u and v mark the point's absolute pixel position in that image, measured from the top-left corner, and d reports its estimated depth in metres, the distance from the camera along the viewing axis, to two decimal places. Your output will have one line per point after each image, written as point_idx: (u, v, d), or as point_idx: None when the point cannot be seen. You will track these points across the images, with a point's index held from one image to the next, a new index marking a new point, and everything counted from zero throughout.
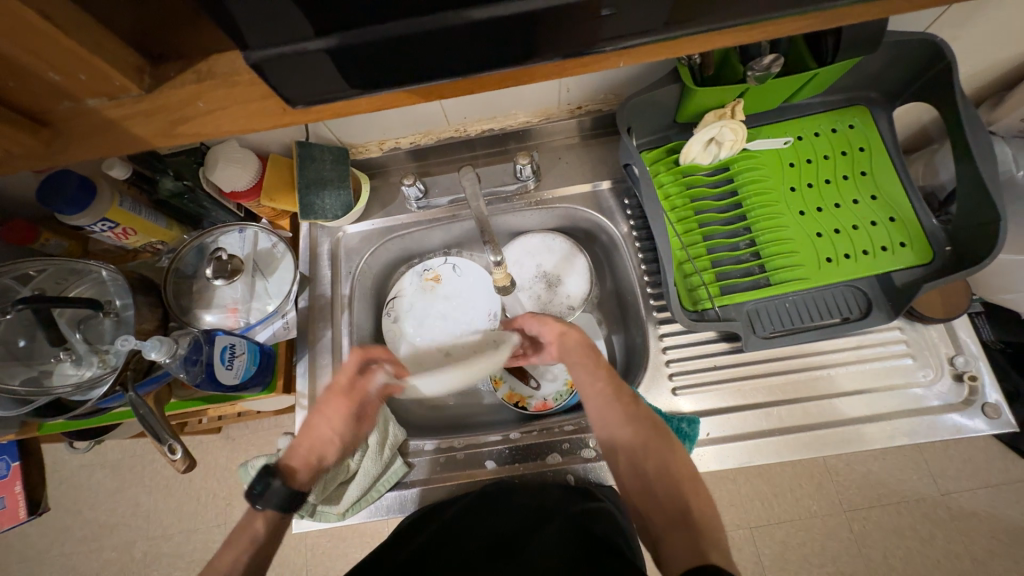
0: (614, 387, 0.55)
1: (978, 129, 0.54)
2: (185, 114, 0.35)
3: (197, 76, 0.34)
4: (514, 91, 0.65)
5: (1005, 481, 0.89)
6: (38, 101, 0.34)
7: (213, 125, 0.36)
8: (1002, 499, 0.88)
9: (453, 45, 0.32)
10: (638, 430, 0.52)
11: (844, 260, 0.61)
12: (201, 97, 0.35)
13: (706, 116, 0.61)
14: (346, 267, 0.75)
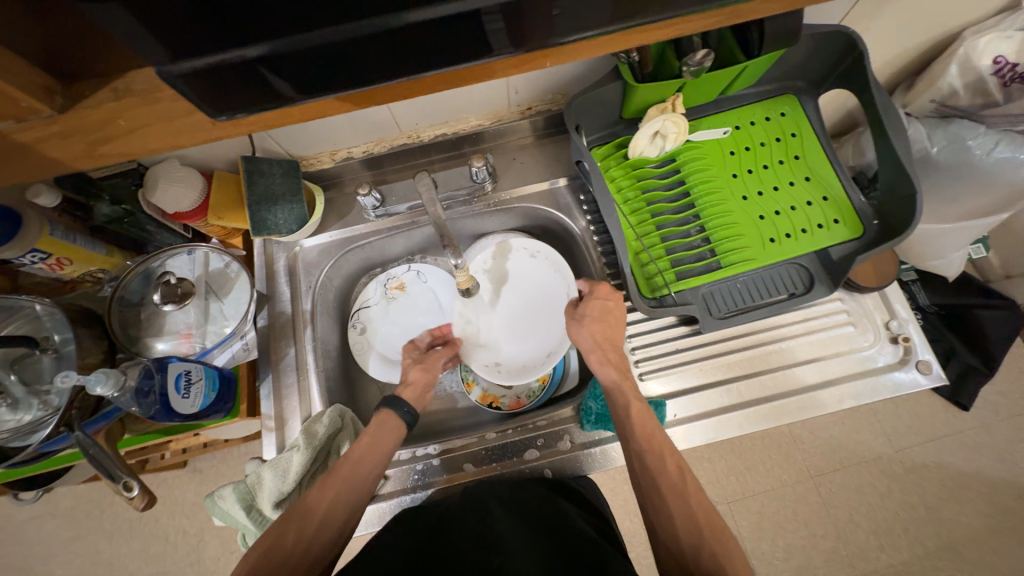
0: (665, 462, 0.53)
1: (891, 110, 0.59)
2: (108, 133, 0.34)
3: (116, 94, 0.34)
4: (464, 95, 0.66)
5: (947, 432, 0.97)
6: None
7: (140, 143, 0.35)
8: (946, 449, 0.96)
9: (386, 48, 0.32)
10: (689, 518, 0.49)
11: (786, 239, 0.65)
12: (123, 115, 0.34)
13: (650, 110, 0.63)
14: (306, 281, 0.73)
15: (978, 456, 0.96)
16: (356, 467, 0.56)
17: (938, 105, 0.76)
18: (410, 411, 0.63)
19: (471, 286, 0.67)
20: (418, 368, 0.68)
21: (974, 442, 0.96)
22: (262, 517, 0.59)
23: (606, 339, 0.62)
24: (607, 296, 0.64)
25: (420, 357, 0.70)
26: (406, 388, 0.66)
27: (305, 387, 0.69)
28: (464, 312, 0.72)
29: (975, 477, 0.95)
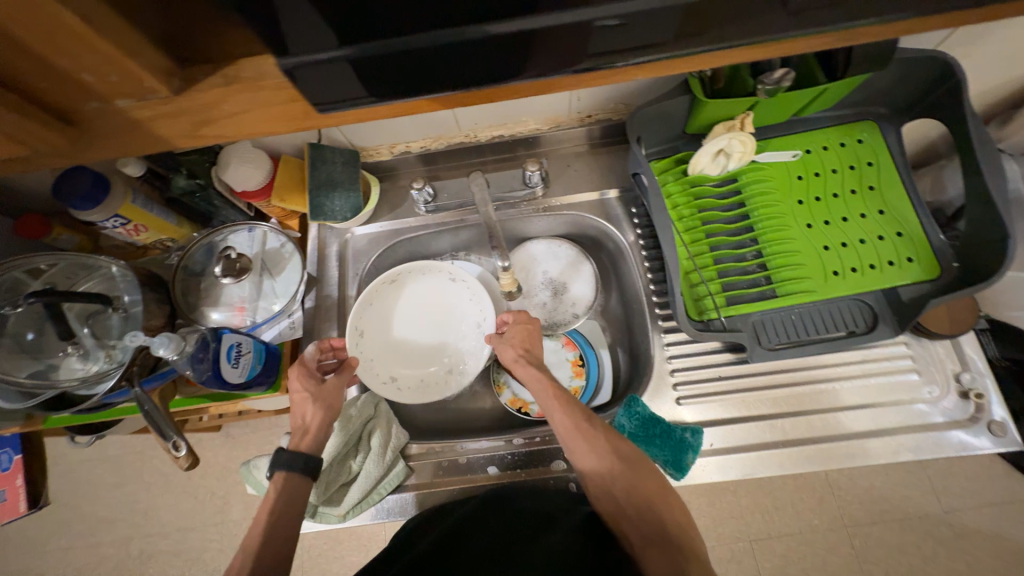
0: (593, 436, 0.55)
1: (987, 146, 0.55)
2: (209, 116, 0.34)
3: (224, 79, 0.33)
4: (525, 99, 0.66)
5: (1009, 500, 0.88)
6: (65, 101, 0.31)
7: (235, 128, 0.36)
8: (1007, 518, 0.87)
9: (469, 57, 0.32)
10: (604, 454, 0.53)
11: (851, 274, 0.61)
12: (226, 100, 0.34)
13: (716, 127, 0.61)
14: (354, 267, 0.75)
15: None
16: (261, 551, 0.48)
17: None
18: (312, 461, 0.55)
19: (515, 289, 0.70)
20: (316, 407, 0.58)
21: None
22: None
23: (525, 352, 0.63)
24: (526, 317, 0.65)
25: (313, 389, 0.59)
26: (300, 432, 0.57)
27: None
28: (360, 324, 0.69)
29: None
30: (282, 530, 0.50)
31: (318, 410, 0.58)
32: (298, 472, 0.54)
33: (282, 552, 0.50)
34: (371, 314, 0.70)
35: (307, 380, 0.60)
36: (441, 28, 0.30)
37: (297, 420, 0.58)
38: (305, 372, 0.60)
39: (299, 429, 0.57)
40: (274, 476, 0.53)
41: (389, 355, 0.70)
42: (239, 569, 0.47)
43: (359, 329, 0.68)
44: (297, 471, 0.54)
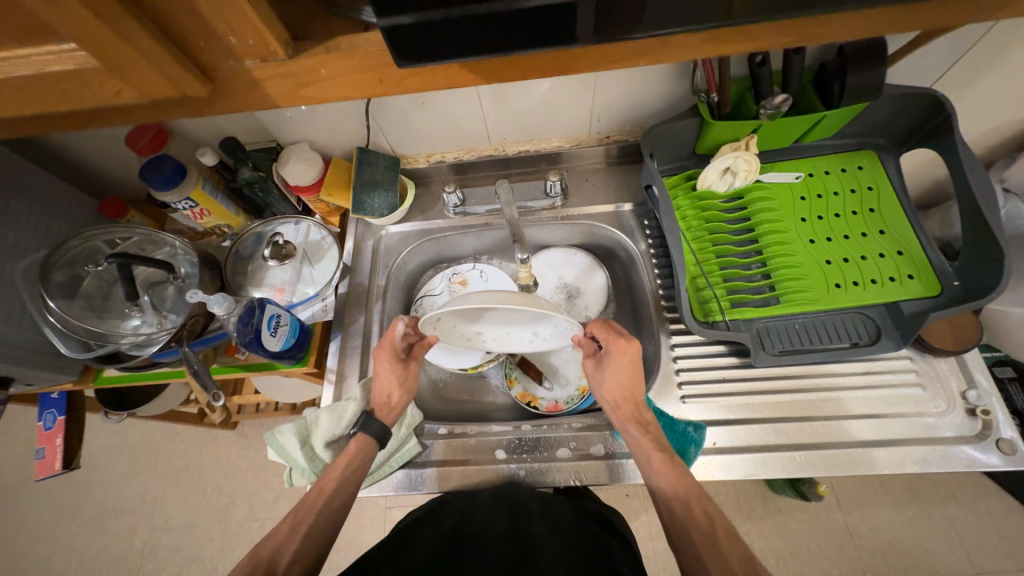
0: (695, 515, 0.52)
1: (979, 171, 0.59)
2: (306, 78, 0.32)
3: (325, 48, 0.31)
4: (551, 117, 0.74)
5: None
6: (201, 54, 0.30)
7: (326, 93, 0.33)
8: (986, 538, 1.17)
9: (491, 37, 0.31)
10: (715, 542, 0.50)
11: (853, 287, 0.64)
12: (324, 65, 0.31)
13: (722, 147, 0.67)
14: (385, 261, 0.82)
15: (1016, 552, 1.15)
16: (333, 497, 0.57)
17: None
18: (382, 433, 0.60)
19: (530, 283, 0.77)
20: (404, 394, 0.63)
21: (1016, 534, 1.16)
22: (312, 453, 0.63)
23: (619, 384, 0.60)
24: (626, 350, 0.59)
25: (401, 374, 0.63)
26: (385, 408, 0.63)
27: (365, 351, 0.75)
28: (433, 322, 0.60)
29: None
30: (350, 486, 0.58)
31: (406, 395, 0.63)
32: (373, 440, 0.60)
33: (346, 500, 0.58)
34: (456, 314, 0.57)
35: (395, 365, 0.63)
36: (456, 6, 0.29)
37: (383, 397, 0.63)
38: (393, 354, 0.63)
39: (384, 406, 0.63)
40: (356, 439, 0.59)
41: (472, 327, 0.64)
42: (306, 514, 0.55)
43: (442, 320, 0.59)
44: (373, 439, 0.60)
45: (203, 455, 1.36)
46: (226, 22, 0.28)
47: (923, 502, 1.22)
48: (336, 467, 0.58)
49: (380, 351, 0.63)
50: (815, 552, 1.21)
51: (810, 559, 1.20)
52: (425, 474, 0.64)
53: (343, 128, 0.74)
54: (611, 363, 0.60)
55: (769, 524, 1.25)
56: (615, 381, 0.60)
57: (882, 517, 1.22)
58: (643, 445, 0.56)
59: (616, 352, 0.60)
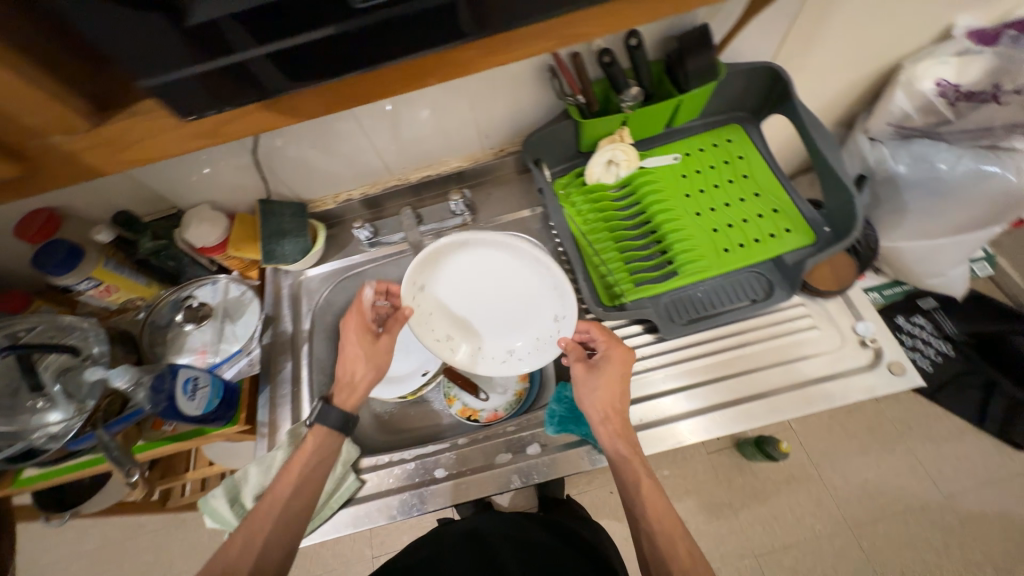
0: (676, 547, 0.53)
1: (819, 128, 0.66)
2: (127, 142, 0.35)
3: (130, 113, 0.33)
4: (441, 140, 0.78)
5: (993, 479, 1.21)
6: (14, 139, 0.32)
7: (153, 151, 0.36)
8: (946, 465, 1.23)
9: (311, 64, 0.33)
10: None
11: (739, 248, 0.69)
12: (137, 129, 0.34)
13: (601, 142, 0.72)
14: (307, 304, 0.82)
15: (972, 470, 1.22)
16: (274, 533, 0.57)
17: (895, 127, 0.89)
18: (341, 420, 0.62)
19: None
20: (366, 368, 0.65)
21: (968, 453, 1.23)
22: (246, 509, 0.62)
23: (609, 403, 0.61)
24: (623, 360, 0.61)
25: (367, 346, 0.65)
26: (348, 388, 0.65)
27: (296, 396, 0.76)
28: (417, 276, 0.66)
29: (967, 465, 1.22)
30: (294, 519, 0.58)
31: (369, 370, 0.65)
32: (331, 429, 0.63)
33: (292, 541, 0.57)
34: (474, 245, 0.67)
35: (360, 336, 0.65)
36: (272, 42, 0.31)
37: (346, 376, 0.65)
38: (358, 324, 0.65)
39: (347, 385, 0.65)
40: (313, 431, 0.61)
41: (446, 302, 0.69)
42: (252, 536, 0.56)
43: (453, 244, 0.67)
44: (331, 428, 0.62)
45: (170, 542, 1.28)
46: (24, 107, 0.30)
47: (887, 441, 1.26)
48: (296, 462, 0.60)
49: (351, 322, 0.65)
50: (799, 510, 1.23)
51: (794, 518, 1.22)
52: (396, 501, 0.64)
53: (242, 182, 0.76)
54: (607, 373, 0.61)
55: (751, 494, 1.26)
56: (607, 393, 0.61)
57: (852, 463, 1.25)
58: (631, 463, 0.58)
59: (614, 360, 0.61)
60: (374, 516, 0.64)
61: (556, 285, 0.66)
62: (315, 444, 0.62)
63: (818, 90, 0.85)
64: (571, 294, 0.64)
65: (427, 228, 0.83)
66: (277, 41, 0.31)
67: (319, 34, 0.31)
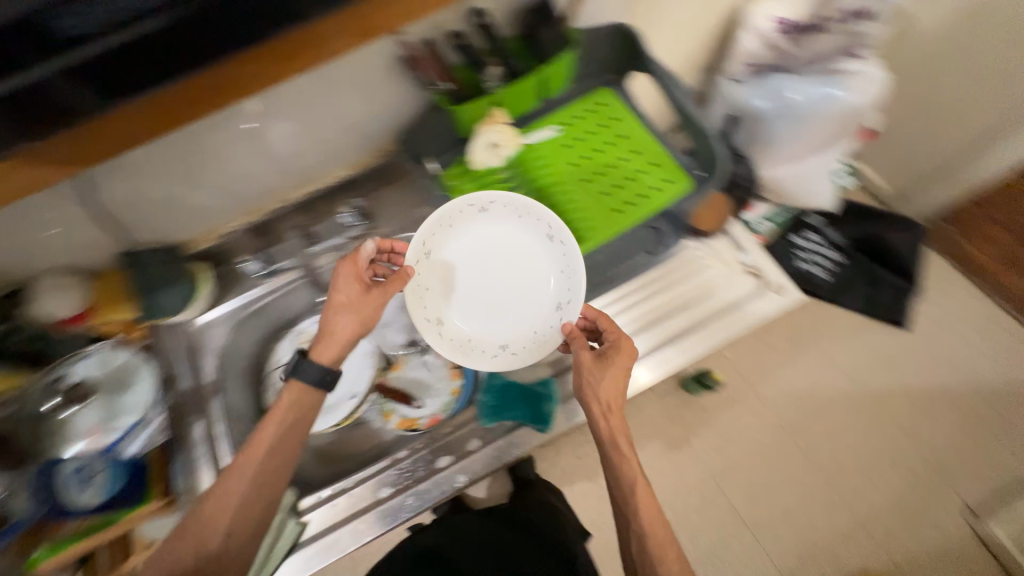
0: (667, 550, 0.55)
1: (673, 81, 0.70)
2: None
3: None
4: (313, 152, 0.73)
5: (894, 358, 1.36)
6: None
7: None
8: (856, 356, 1.37)
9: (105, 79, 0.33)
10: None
11: (628, 206, 0.72)
12: None
13: (478, 127, 0.71)
14: (208, 355, 0.76)
15: (877, 356, 1.36)
16: None
17: (751, 66, 0.94)
18: (314, 378, 0.59)
19: None
20: (353, 321, 0.61)
21: (871, 342, 1.38)
22: None
23: (612, 397, 0.61)
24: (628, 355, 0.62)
25: (359, 297, 0.61)
26: (329, 340, 0.60)
27: (215, 454, 0.71)
28: (427, 240, 0.66)
29: (872, 352, 1.37)
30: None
31: (353, 324, 0.61)
32: (308, 385, 0.60)
33: None
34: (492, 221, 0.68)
35: (353, 287, 0.61)
36: (60, 54, 0.31)
37: (328, 326, 0.61)
38: (353, 274, 0.61)
39: (328, 336, 0.60)
40: (295, 383, 0.59)
41: (447, 281, 0.69)
42: None
43: (470, 210, 0.68)
44: (308, 384, 0.59)
45: None
46: None
47: (805, 348, 1.38)
48: (267, 429, 0.57)
49: (345, 272, 0.60)
50: (746, 429, 1.31)
51: (742, 437, 1.31)
52: (342, 534, 0.62)
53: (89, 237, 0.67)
54: (614, 366, 0.60)
55: (705, 428, 1.31)
56: (611, 386, 0.61)
57: (781, 374, 1.36)
58: (630, 460, 0.59)
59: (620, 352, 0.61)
60: (322, 554, 0.62)
61: (567, 272, 0.67)
62: (292, 402, 0.60)
63: (675, 42, 0.89)
64: (581, 283, 0.66)
65: (315, 250, 0.80)
66: (63, 55, 0.31)
67: (117, 39, 0.31)
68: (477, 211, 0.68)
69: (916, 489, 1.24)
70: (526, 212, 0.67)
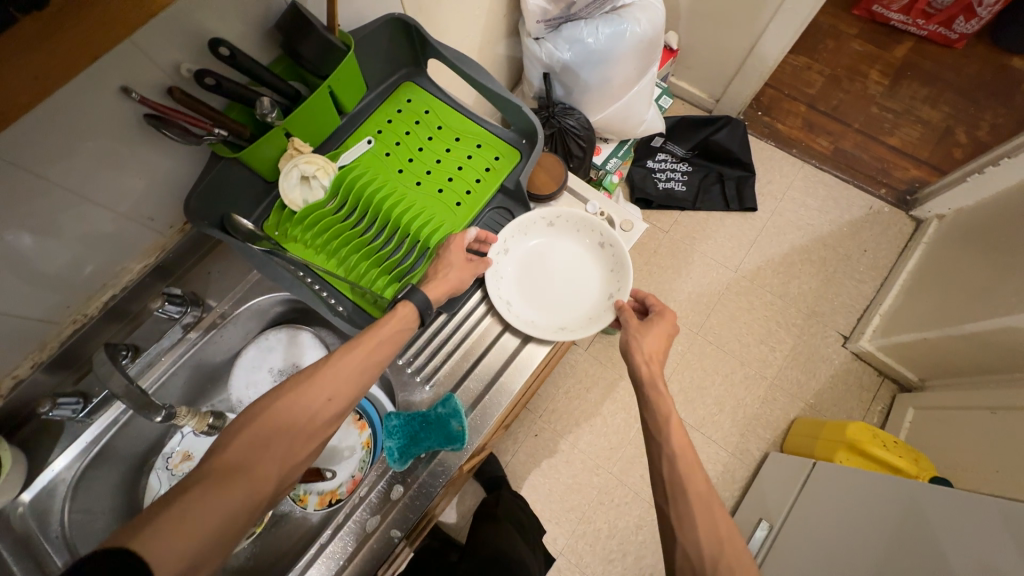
0: (695, 471, 0.60)
1: (468, 64, 0.69)
2: None
3: None
4: (89, 257, 0.60)
5: (758, 237, 1.54)
6: None
7: None
8: (729, 249, 1.53)
9: None
10: (708, 491, 0.58)
11: (468, 196, 0.71)
12: None
13: (281, 163, 0.64)
14: (51, 537, 0.63)
15: (744, 241, 1.53)
16: None
17: (544, 22, 0.97)
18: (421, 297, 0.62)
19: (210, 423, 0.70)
20: (456, 277, 0.66)
21: (736, 231, 1.54)
22: None
23: (656, 350, 0.70)
24: (666, 321, 0.72)
25: (462, 265, 0.68)
26: (436, 282, 0.65)
27: None
28: (507, 240, 0.75)
29: (740, 239, 1.54)
30: None
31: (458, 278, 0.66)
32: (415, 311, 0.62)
33: None
34: (558, 228, 0.78)
35: (461, 253, 0.67)
36: None
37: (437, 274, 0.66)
38: (461, 242, 0.68)
39: (436, 279, 0.65)
40: (406, 306, 0.61)
41: (517, 273, 0.76)
42: None
43: (540, 222, 0.78)
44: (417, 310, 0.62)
45: None
46: None
47: (688, 256, 1.52)
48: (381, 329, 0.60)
49: (456, 238, 0.67)
50: None
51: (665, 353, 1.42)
52: None
53: None
54: (657, 326, 0.71)
55: None
56: (652, 342, 0.70)
57: (677, 287, 1.49)
58: (663, 393, 0.66)
59: (659, 316, 0.72)
60: None
61: (618, 269, 0.76)
62: (402, 318, 0.62)
63: (464, 18, 0.87)
64: (631, 275, 0.74)
65: (136, 371, 0.71)
66: None
67: None
68: (546, 224, 0.78)
69: (804, 338, 1.44)
70: (583, 223, 0.78)
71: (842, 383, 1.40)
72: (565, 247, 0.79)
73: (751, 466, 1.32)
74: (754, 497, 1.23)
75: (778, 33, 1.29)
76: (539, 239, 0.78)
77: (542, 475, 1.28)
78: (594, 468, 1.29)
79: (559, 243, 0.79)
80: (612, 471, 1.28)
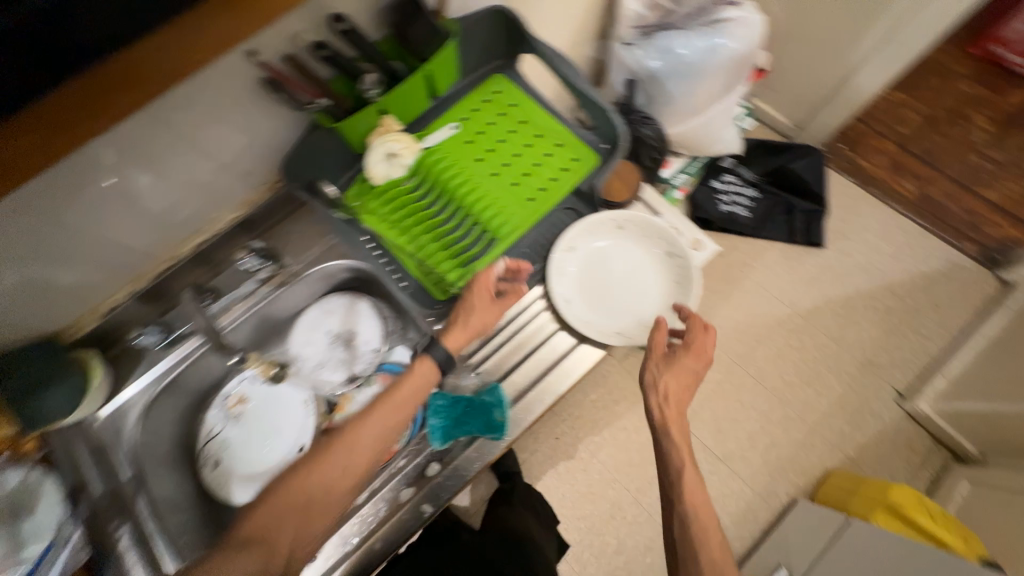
0: (706, 532, 0.58)
1: (563, 62, 0.68)
2: None
3: None
4: (190, 202, 0.66)
5: (818, 275, 1.46)
6: None
7: None
8: (785, 282, 1.46)
9: None
10: (721, 553, 0.57)
11: (540, 193, 0.73)
12: None
13: (372, 139, 0.67)
14: (121, 450, 0.69)
15: (803, 277, 1.46)
16: None
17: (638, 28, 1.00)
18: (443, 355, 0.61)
19: (274, 369, 0.74)
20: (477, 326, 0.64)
21: (796, 265, 1.48)
22: None
23: (682, 390, 0.66)
24: (700, 355, 0.67)
25: (486, 309, 0.65)
26: (459, 329, 0.63)
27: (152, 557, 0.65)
28: (574, 238, 0.76)
29: (798, 274, 1.47)
30: None
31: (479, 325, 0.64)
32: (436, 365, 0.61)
33: None
34: (627, 232, 0.80)
35: (482, 298, 0.64)
36: None
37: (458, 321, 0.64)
38: (485, 284, 0.64)
39: (459, 326, 0.63)
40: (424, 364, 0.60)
41: (580, 271, 0.77)
42: None
43: (610, 224, 0.79)
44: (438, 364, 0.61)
45: None
46: None
47: (741, 284, 1.46)
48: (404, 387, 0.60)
49: (480, 280, 0.64)
50: None
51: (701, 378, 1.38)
52: None
53: None
54: (686, 363, 0.66)
55: None
56: (678, 381, 0.66)
57: (724, 313, 1.44)
58: (682, 442, 0.63)
59: (694, 351, 0.67)
60: None
61: (682, 281, 0.78)
62: (423, 372, 0.61)
63: (561, 15, 0.87)
64: (694, 289, 0.76)
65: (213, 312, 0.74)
66: None
67: None
68: (615, 226, 0.79)
69: (854, 388, 1.36)
70: (652, 231, 0.80)
71: (889, 441, 1.32)
72: (630, 251, 0.80)
73: (775, 510, 1.27)
74: (775, 542, 1.18)
75: (880, 64, 1.21)
76: (605, 241, 0.80)
77: (557, 478, 1.28)
78: (611, 480, 1.27)
79: (624, 247, 0.81)
80: (628, 488, 1.27)
